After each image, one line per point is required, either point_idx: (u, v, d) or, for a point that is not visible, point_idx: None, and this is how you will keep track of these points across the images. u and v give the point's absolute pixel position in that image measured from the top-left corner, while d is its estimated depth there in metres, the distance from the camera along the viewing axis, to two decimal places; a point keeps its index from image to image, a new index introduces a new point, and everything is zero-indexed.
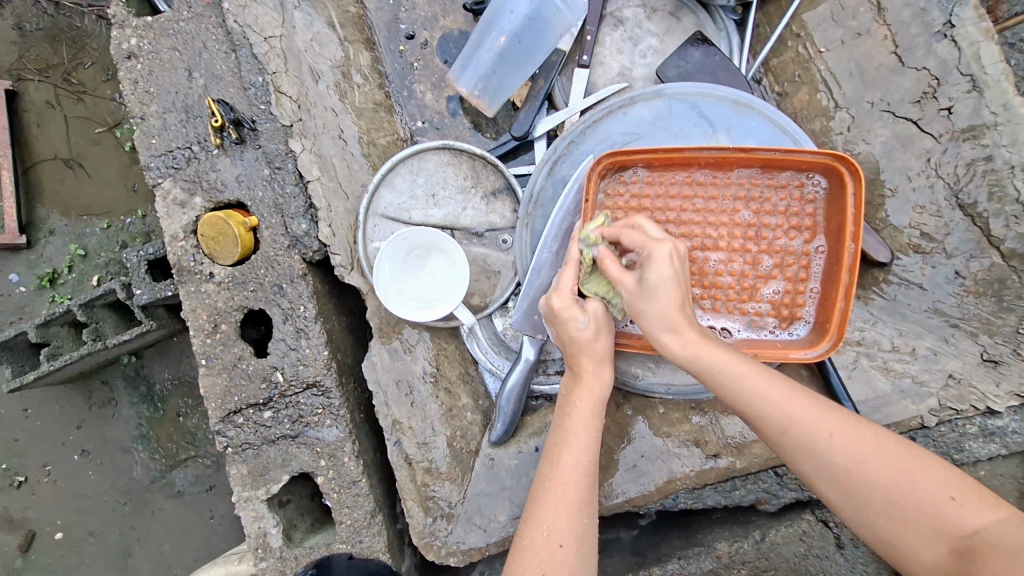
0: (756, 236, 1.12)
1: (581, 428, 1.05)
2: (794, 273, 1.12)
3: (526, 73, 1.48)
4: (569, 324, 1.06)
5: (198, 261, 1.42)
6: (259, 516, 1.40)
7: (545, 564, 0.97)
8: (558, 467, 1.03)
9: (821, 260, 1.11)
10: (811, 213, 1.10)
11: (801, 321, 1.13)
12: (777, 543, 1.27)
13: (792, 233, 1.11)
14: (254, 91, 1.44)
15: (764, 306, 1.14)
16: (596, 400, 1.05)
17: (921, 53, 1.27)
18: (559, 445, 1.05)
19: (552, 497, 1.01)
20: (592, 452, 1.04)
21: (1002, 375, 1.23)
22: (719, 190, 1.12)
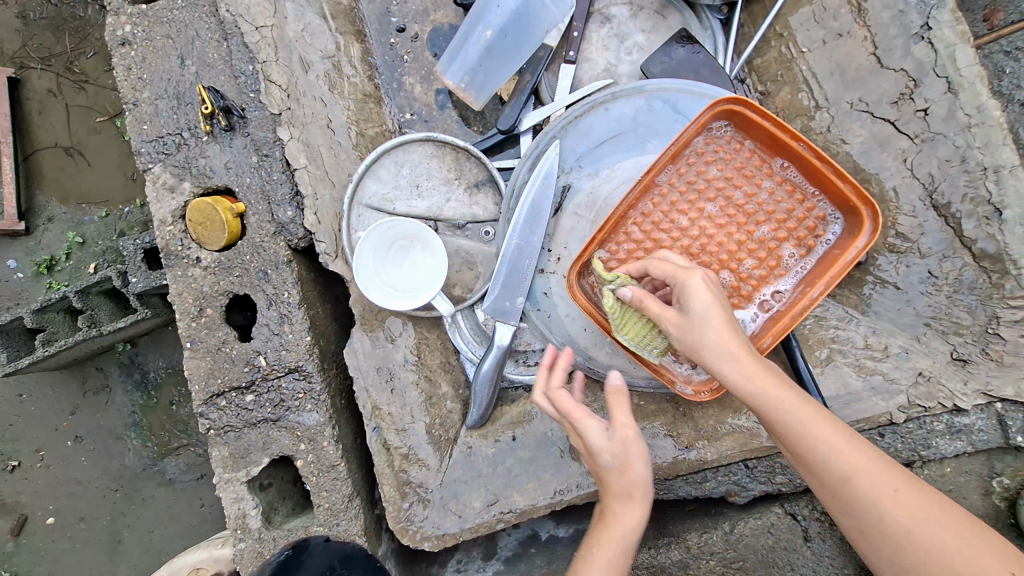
0: (724, 209, 1.23)
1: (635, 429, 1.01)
2: (783, 203, 1.21)
3: (513, 67, 1.51)
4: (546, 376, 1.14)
5: (185, 245, 1.45)
6: (239, 498, 1.43)
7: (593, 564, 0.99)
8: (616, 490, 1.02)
9: (794, 171, 1.21)
10: (749, 149, 1.23)
11: (830, 223, 1.19)
12: (746, 535, 1.28)
13: (755, 180, 1.22)
14: (244, 80, 1.46)
15: (789, 249, 1.21)
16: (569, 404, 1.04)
17: (898, 55, 1.28)
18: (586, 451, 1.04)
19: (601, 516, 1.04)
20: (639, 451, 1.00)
21: (970, 374, 1.24)
22: (666, 203, 1.24)
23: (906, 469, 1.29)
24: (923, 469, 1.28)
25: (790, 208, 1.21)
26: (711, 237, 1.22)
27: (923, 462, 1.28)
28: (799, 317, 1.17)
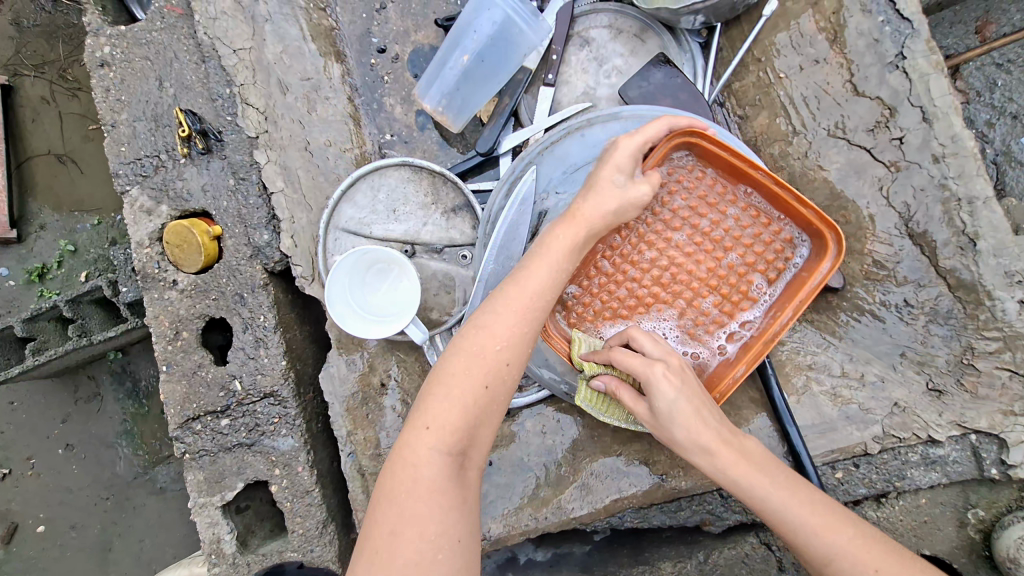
0: (693, 240, 1.20)
1: (462, 377, 0.96)
2: (748, 227, 1.19)
3: (492, 90, 1.51)
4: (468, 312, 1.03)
5: (162, 268, 1.44)
6: (214, 522, 1.42)
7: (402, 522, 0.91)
8: (436, 397, 0.97)
9: (757, 195, 1.19)
10: (715, 176, 1.20)
11: (799, 248, 1.18)
12: (721, 566, 1.27)
13: (721, 206, 1.19)
14: (221, 103, 1.47)
15: (755, 276, 1.19)
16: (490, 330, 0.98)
17: (873, 83, 1.28)
18: (433, 379, 0.98)
19: (394, 482, 0.94)
20: (516, 319, 0.98)
21: (945, 405, 1.24)
22: (633, 236, 1.21)
23: (881, 499, 1.28)
24: (899, 499, 1.27)
25: (757, 233, 1.19)
26: (680, 268, 1.20)
27: (898, 493, 1.27)
28: (768, 347, 1.16)
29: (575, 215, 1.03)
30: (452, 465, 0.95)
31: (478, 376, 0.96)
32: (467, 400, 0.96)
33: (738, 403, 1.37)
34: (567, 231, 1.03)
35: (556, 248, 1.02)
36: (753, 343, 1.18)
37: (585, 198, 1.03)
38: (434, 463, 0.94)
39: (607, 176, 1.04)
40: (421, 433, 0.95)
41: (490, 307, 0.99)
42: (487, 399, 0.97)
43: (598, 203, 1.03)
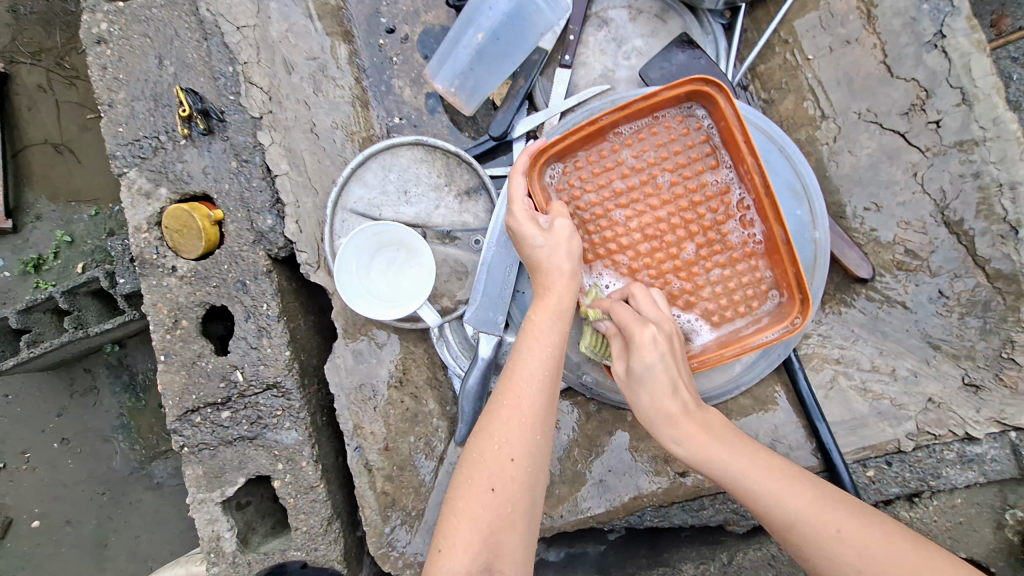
0: (669, 187, 1.16)
1: (513, 431, 0.97)
2: (714, 140, 1.13)
3: (505, 73, 1.44)
4: (528, 244, 1.07)
5: (161, 254, 1.38)
6: (213, 519, 1.36)
7: (486, 521, 0.93)
8: (489, 451, 0.97)
9: (700, 108, 1.13)
10: (635, 131, 1.17)
11: (721, 164, 1.14)
12: (745, 568, 1.23)
13: (672, 146, 1.15)
14: (223, 82, 1.40)
15: (737, 194, 1.13)
16: (555, 313, 1.03)
17: (909, 64, 1.23)
18: (483, 434, 0.99)
19: (455, 541, 0.93)
20: (550, 367, 1.00)
21: (982, 402, 1.19)
22: (602, 204, 1.19)
23: (914, 499, 1.22)
24: (933, 500, 1.21)
25: (717, 149, 1.13)
26: (657, 219, 1.17)
27: (932, 493, 1.22)
28: (791, 260, 1.08)
29: (549, 270, 1.05)
30: (516, 520, 0.94)
31: (528, 431, 0.97)
32: (524, 455, 0.96)
33: (762, 397, 1.31)
34: (555, 274, 1.04)
35: (564, 294, 1.04)
36: (774, 261, 1.13)
37: (546, 257, 1.05)
38: (498, 522, 0.94)
39: (532, 235, 1.06)
40: (483, 491, 0.95)
41: (522, 358, 1.01)
42: (542, 451, 0.98)
43: (555, 259, 1.05)
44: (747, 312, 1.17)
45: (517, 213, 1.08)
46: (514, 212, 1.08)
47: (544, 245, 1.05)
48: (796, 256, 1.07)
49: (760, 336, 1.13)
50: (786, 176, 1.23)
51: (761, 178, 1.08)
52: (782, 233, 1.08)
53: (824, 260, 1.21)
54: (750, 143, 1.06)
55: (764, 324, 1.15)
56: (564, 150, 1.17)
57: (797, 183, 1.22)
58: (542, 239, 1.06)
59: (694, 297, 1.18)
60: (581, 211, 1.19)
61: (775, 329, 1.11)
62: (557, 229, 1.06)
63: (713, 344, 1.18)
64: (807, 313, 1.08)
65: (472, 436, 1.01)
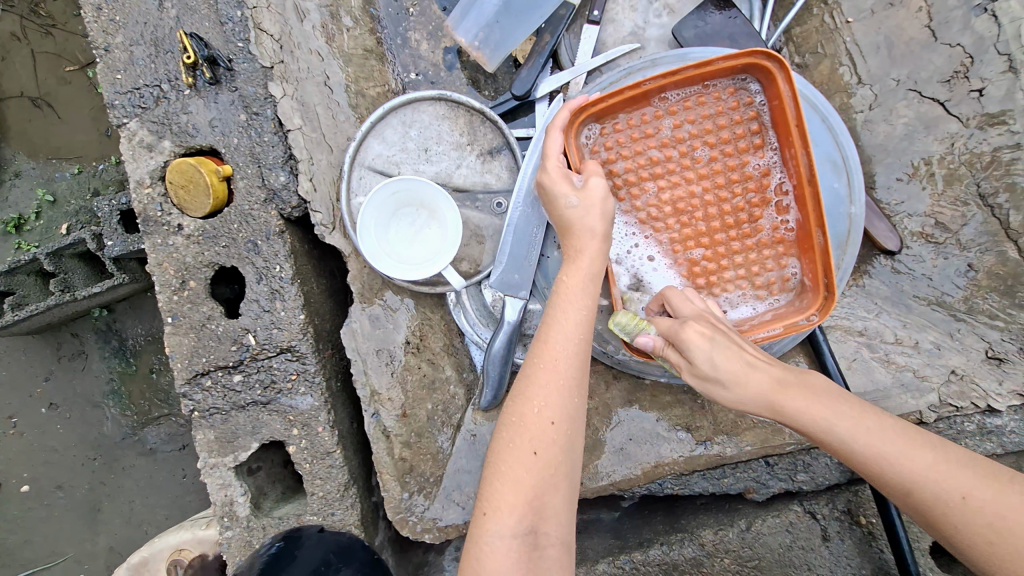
0: (708, 161, 1.13)
1: (552, 394, 0.94)
2: (763, 119, 1.09)
3: (531, 26, 1.38)
4: (560, 202, 1.03)
5: (165, 211, 1.31)
6: (226, 484, 1.34)
7: (527, 485, 0.92)
8: (528, 414, 0.95)
9: (756, 86, 1.08)
10: (682, 99, 1.12)
11: (766, 146, 1.09)
12: (763, 533, 1.24)
13: (720, 120, 1.10)
14: (231, 27, 1.30)
15: (777, 180, 1.10)
16: (585, 277, 1.00)
17: (957, 28, 1.20)
18: (521, 397, 0.96)
19: (501, 502, 0.92)
20: (583, 329, 0.98)
21: (1005, 374, 1.20)
22: (638, 173, 1.15)
23: None
24: None
25: (765, 131, 1.09)
26: (689, 194, 1.14)
27: None
28: (827, 258, 1.04)
29: (580, 232, 1.01)
30: (558, 483, 0.93)
31: (566, 393, 0.95)
32: (564, 418, 0.94)
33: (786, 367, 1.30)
34: (585, 234, 1.01)
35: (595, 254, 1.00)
36: (805, 253, 1.10)
37: (579, 217, 1.01)
38: (541, 489, 0.92)
39: (565, 194, 1.02)
40: (524, 455, 0.93)
41: (555, 320, 0.98)
42: (579, 413, 0.96)
43: (589, 219, 1.01)
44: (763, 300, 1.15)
45: (550, 170, 1.05)
46: (547, 170, 1.06)
47: (577, 206, 1.01)
48: (829, 254, 1.04)
49: (779, 321, 1.10)
50: (827, 148, 1.19)
51: (807, 165, 1.04)
52: (818, 225, 1.05)
53: (858, 234, 1.19)
54: (801, 130, 1.02)
55: (778, 312, 1.12)
56: (604, 110, 1.13)
57: (837, 156, 1.19)
58: (576, 199, 1.02)
59: (715, 275, 1.15)
60: (614, 176, 1.16)
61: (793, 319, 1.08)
62: (591, 188, 1.02)
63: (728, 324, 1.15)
64: (825, 311, 1.04)
65: (507, 400, 0.98)
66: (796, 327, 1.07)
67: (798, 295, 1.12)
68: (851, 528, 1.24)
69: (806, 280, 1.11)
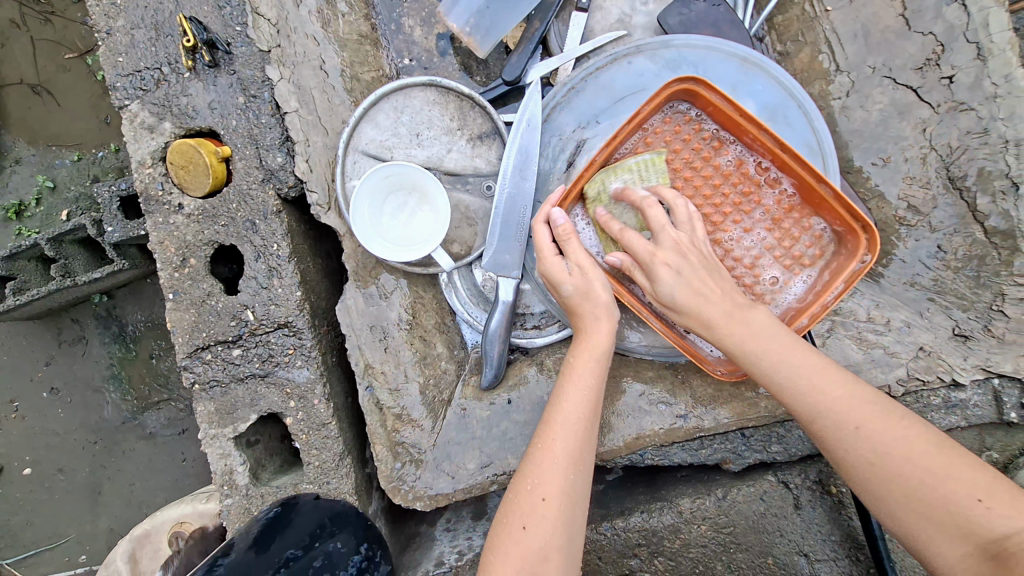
0: (685, 183, 1.20)
1: (545, 473, 1.03)
2: (707, 125, 1.19)
3: (521, 14, 1.42)
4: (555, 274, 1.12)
5: (167, 190, 1.36)
6: (226, 454, 1.40)
7: (525, 539, 0.99)
8: (524, 490, 1.03)
9: (681, 105, 1.20)
10: (633, 147, 1.21)
11: (725, 143, 1.19)
12: (738, 501, 1.30)
13: (676, 147, 1.19)
14: (229, 11, 1.34)
15: (747, 164, 1.19)
16: (593, 352, 1.10)
17: (930, 17, 1.24)
18: (520, 475, 1.06)
19: (505, 549, 1.00)
20: (583, 417, 1.07)
21: (971, 350, 1.25)
22: None
23: None
24: None
25: (716, 134, 1.19)
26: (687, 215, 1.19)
27: None
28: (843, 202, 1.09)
29: (585, 315, 1.12)
30: (550, 556, 0.98)
31: (561, 474, 1.02)
32: (557, 496, 1.01)
33: None
34: (581, 394, 1.08)
35: (587, 457, 1.06)
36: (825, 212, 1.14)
37: (578, 298, 1.11)
38: (541, 546, 0.98)
39: (559, 260, 1.12)
40: (516, 530, 1.01)
41: (558, 406, 1.08)
42: (571, 527, 1.01)
43: (588, 289, 1.10)
44: (807, 270, 1.18)
45: (541, 246, 1.14)
46: (540, 239, 1.15)
47: (574, 281, 1.11)
48: (844, 198, 1.08)
49: (827, 290, 1.12)
50: (803, 134, 1.29)
51: (772, 139, 1.12)
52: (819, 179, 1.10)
53: None
54: (749, 117, 1.12)
55: (832, 271, 1.15)
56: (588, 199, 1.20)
57: (813, 140, 1.28)
58: (570, 263, 1.12)
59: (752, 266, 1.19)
60: None
61: (845, 274, 1.11)
62: (576, 249, 1.11)
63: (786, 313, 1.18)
64: (874, 248, 1.07)
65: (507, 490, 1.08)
66: (855, 273, 1.10)
67: (839, 244, 1.16)
68: (823, 496, 1.31)
69: (839, 229, 1.15)
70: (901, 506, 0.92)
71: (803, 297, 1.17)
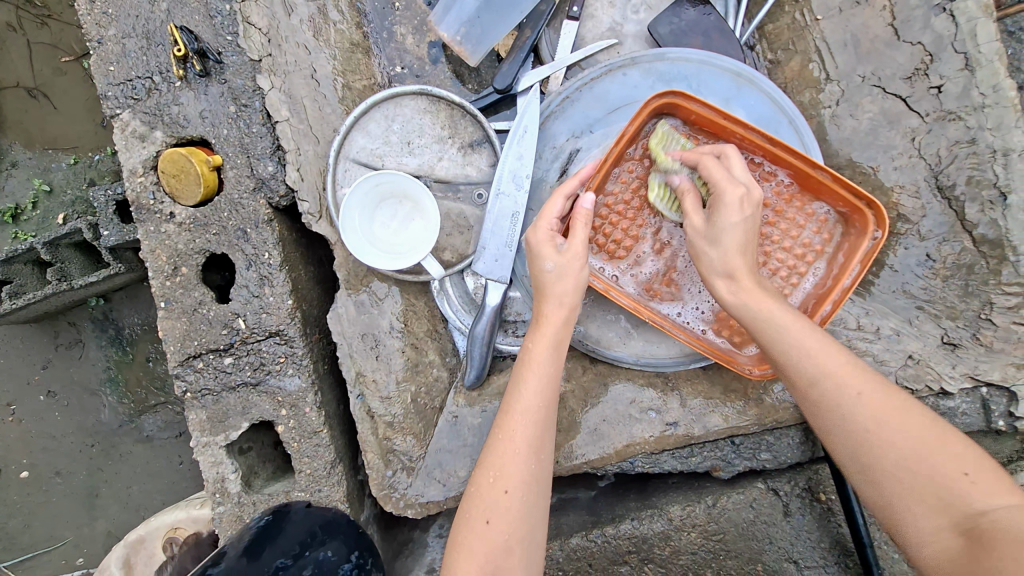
0: None
1: (506, 466, 1.03)
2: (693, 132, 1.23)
3: (513, 22, 1.44)
4: (541, 263, 1.14)
5: (158, 199, 1.36)
6: (218, 462, 1.40)
7: (490, 522, 1.00)
8: (485, 483, 1.04)
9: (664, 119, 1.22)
10: (625, 163, 1.26)
11: (716, 144, 1.22)
12: (728, 509, 1.31)
13: None
14: (220, 21, 1.34)
15: (739, 162, 1.22)
16: (550, 343, 1.11)
17: (918, 27, 1.24)
18: (481, 469, 1.06)
19: (469, 543, 1.00)
20: (541, 403, 1.07)
21: (959, 359, 1.26)
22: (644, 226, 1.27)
23: None
24: None
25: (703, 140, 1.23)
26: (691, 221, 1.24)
27: None
28: (845, 183, 1.12)
29: (552, 294, 1.13)
30: (513, 546, 0.99)
31: (520, 467, 1.03)
32: (517, 486, 1.02)
33: None
34: (543, 384, 1.08)
35: (548, 443, 1.07)
36: (829, 198, 1.18)
37: (554, 281, 1.13)
38: (505, 537, 0.99)
39: (546, 258, 1.13)
40: (478, 523, 1.01)
41: (515, 394, 1.09)
42: (532, 517, 1.02)
43: (563, 283, 1.12)
44: (820, 256, 1.22)
45: (539, 230, 1.16)
46: (536, 229, 1.16)
47: (555, 269, 1.13)
48: (842, 179, 1.12)
49: (842, 272, 1.17)
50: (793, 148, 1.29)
51: (758, 136, 1.15)
52: (811, 165, 1.14)
53: None
54: (734, 122, 1.15)
55: (845, 249, 1.19)
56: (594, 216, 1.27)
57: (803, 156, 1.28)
58: (554, 263, 1.13)
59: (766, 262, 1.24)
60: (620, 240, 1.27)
61: (857, 257, 1.15)
62: (572, 249, 1.13)
63: (805, 302, 1.22)
64: (883, 225, 1.11)
65: (469, 485, 1.07)
66: (868, 251, 1.14)
67: (845, 225, 1.20)
68: (812, 504, 1.32)
69: (842, 211, 1.18)
70: (890, 476, 0.90)
71: (819, 284, 1.22)
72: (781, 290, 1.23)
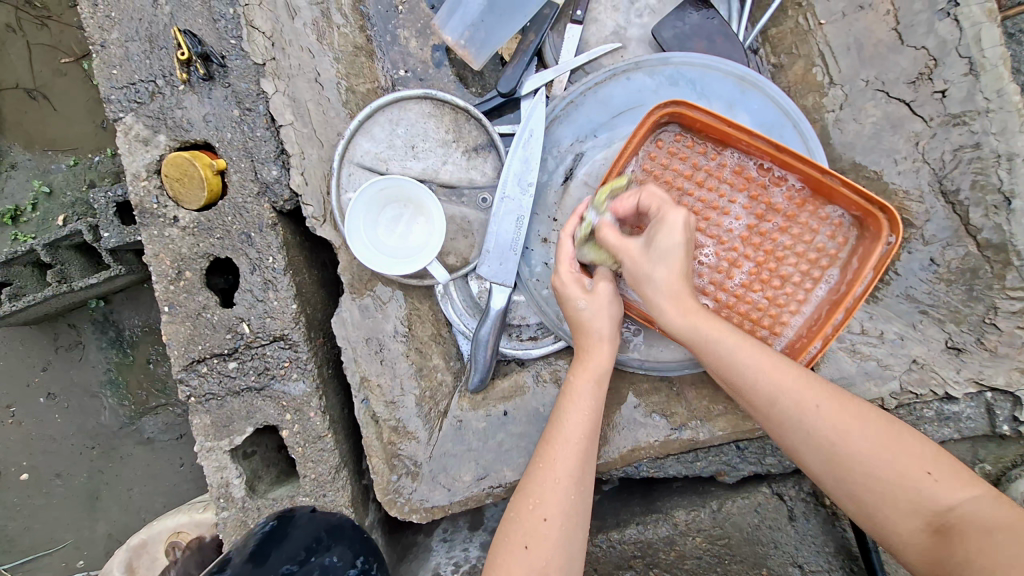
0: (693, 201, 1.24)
1: (548, 494, 1.06)
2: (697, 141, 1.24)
3: (516, 25, 1.43)
4: (572, 302, 1.16)
5: (161, 203, 1.36)
6: (222, 466, 1.40)
7: (530, 544, 1.03)
8: (525, 509, 1.07)
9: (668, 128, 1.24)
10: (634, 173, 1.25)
11: (721, 152, 1.23)
12: (732, 513, 1.31)
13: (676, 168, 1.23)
14: (223, 24, 1.35)
15: (746, 169, 1.22)
16: (594, 375, 1.14)
17: (921, 31, 1.25)
18: (521, 496, 1.09)
19: (508, 567, 1.03)
20: (583, 434, 1.10)
21: (963, 363, 1.27)
22: None
23: None
24: None
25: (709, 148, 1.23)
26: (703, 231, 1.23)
27: None
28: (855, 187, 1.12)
29: (591, 333, 1.15)
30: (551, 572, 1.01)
31: (562, 496, 1.06)
32: (557, 515, 1.05)
33: None
34: (584, 415, 1.11)
35: (587, 477, 1.10)
36: (844, 203, 1.17)
37: (589, 318, 1.15)
38: (543, 564, 1.01)
39: (576, 297, 1.15)
40: (518, 548, 1.03)
41: (560, 422, 1.12)
42: (572, 545, 1.05)
43: (598, 321, 1.14)
44: (834, 262, 1.21)
45: (563, 274, 1.17)
46: (559, 273, 1.18)
47: (587, 308, 1.15)
48: (851, 182, 1.12)
49: (856, 278, 1.16)
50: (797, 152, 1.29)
51: (764, 142, 1.16)
52: (818, 170, 1.14)
53: None
54: (738, 128, 1.15)
55: (858, 252, 1.18)
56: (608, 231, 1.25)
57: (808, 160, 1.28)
58: (586, 301, 1.15)
59: (778, 268, 1.23)
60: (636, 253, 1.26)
61: (871, 260, 1.14)
62: (600, 291, 1.15)
63: (820, 308, 1.21)
64: (897, 228, 1.10)
65: (509, 510, 1.10)
66: (882, 255, 1.13)
67: (859, 228, 1.19)
68: (816, 508, 1.34)
69: (856, 213, 1.18)
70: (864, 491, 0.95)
71: (834, 289, 1.21)
72: (795, 295, 1.22)
